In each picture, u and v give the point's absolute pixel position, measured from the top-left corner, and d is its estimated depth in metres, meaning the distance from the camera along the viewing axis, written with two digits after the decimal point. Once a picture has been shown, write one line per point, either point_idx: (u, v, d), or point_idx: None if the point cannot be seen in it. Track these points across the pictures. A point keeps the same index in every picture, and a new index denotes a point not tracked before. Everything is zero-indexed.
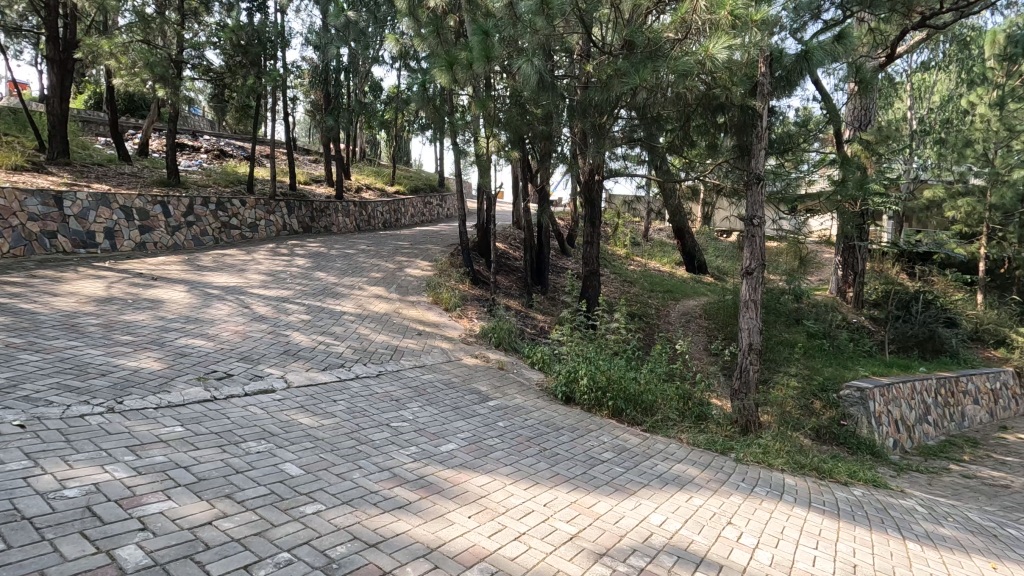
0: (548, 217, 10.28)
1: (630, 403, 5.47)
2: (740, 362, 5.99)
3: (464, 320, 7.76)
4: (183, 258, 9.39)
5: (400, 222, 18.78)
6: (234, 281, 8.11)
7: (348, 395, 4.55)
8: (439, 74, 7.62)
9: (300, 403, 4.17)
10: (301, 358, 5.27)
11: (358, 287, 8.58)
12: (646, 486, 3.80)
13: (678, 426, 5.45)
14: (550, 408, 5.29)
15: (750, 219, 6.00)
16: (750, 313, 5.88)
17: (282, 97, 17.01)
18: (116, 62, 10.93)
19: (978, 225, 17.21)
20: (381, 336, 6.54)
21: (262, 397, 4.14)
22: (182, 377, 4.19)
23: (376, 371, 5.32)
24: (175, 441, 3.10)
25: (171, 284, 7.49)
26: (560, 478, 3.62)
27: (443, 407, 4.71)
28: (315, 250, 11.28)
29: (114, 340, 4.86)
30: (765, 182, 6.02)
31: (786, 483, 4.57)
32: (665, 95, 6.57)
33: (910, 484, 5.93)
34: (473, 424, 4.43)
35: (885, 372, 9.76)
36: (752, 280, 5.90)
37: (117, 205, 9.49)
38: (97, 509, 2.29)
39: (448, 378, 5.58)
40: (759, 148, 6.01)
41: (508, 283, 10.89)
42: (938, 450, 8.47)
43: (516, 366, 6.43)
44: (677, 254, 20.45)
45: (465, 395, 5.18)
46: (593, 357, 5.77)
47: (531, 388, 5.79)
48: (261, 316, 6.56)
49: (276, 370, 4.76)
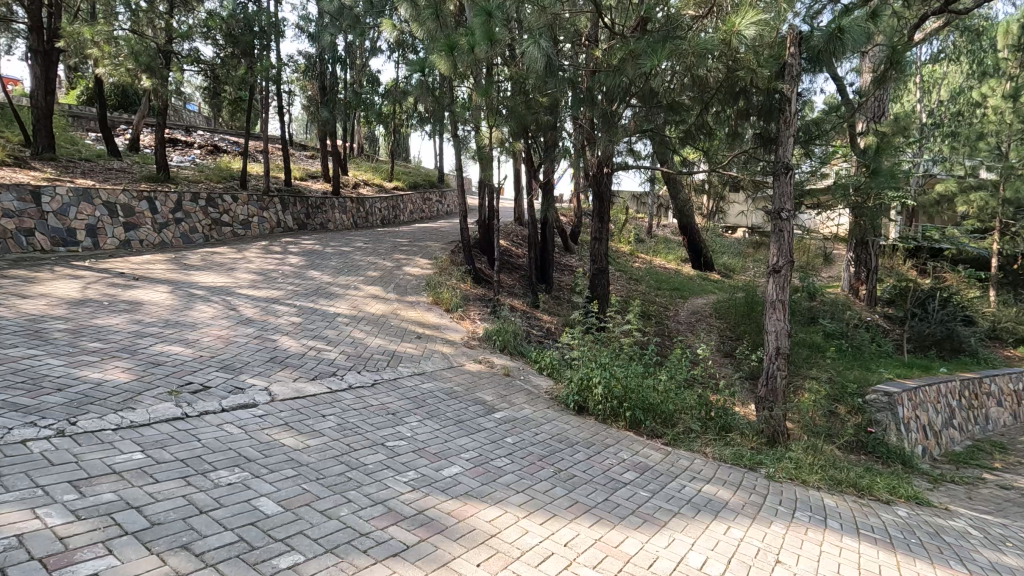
0: (553, 212, 9.82)
1: (649, 414, 5.02)
2: (766, 367, 5.55)
3: (466, 321, 7.30)
4: (169, 257, 8.92)
5: (399, 218, 18.32)
6: (222, 280, 7.64)
7: (339, 409, 4.07)
8: (439, 60, 7.15)
9: (284, 419, 3.70)
10: (288, 366, 4.79)
11: (354, 287, 8.12)
12: (678, 515, 3.33)
13: (701, 438, 4.99)
14: (562, 420, 4.84)
15: (777, 212, 5.51)
16: (778, 314, 5.43)
17: (276, 90, 16.48)
18: (99, 51, 10.38)
19: (991, 220, 16.55)
20: (377, 340, 6.08)
21: (241, 412, 3.68)
22: (151, 392, 3.70)
23: (371, 380, 4.85)
24: (129, 472, 2.63)
25: (154, 284, 7.02)
26: (581, 509, 3.15)
27: (444, 421, 4.24)
28: (309, 248, 10.82)
29: (80, 348, 4.38)
30: (794, 171, 5.53)
31: (826, 505, 4.11)
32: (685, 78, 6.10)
33: (949, 499, 5.49)
34: (479, 441, 3.96)
35: (907, 373, 9.32)
36: (780, 279, 5.43)
37: (100, 201, 9.01)
38: (14, 574, 1.84)
39: (449, 387, 5.11)
40: (787, 134, 5.54)
41: (512, 281, 10.43)
42: (967, 456, 8.03)
43: (523, 372, 5.97)
44: (682, 251, 19.98)
45: (469, 406, 4.71)
46: (606, 362, 5.29)
47: (540, 397, 5.33)
48: (248, 319, 6.09)
49: (259, 381, 4.29)
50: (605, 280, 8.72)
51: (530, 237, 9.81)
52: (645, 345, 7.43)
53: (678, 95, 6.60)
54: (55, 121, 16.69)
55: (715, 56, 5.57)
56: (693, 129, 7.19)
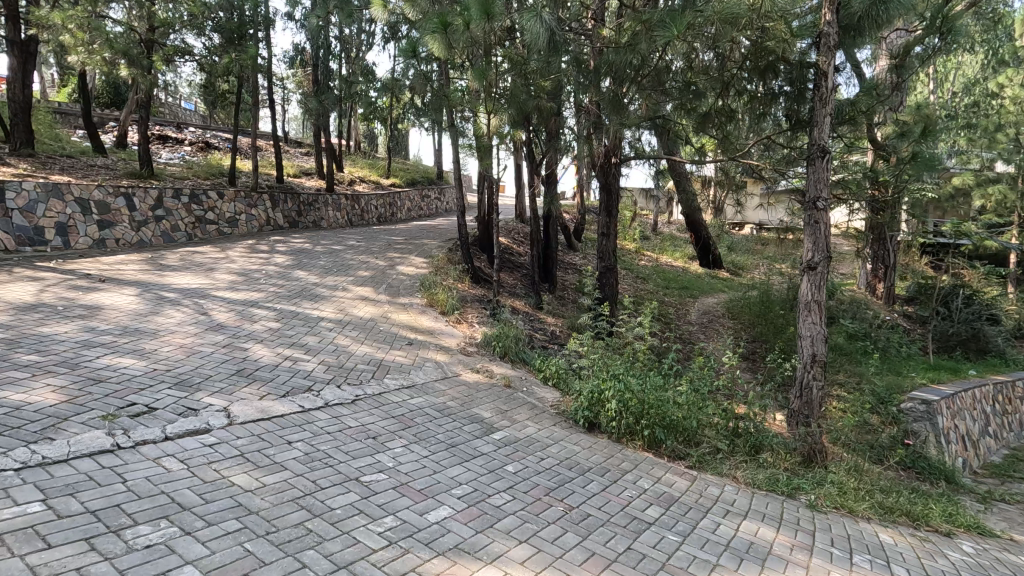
0: (557, 207, 9.18)
1: (669, 431, 4.41)
2: (800, 376, 4.94)
3: (463, 324, 6.68)
4: (145, 256, 8.32)
5: (396, 216, 17.73)
6: (198, 282, 7.03)
7: (310, 433, 3.46)
8: (432, 40, 6.54)
9: (240, 449, 3.08)
10: (255, 381, 4.16)
11: (342, 288, 7.50)
12: (717, 568, 2.72)
13: (730, 460, 4.38)
14: (572, 440, 4.22)
15: (812, 201, 4.86)
16: (813, 316, 4.82)
17: (268, 84, 15.88)
18: (72, 38, 9.65)
19: (1010, 214, 15.86)
20: (362, 347, 5.45)
21: (187, 440, 3.06)
22: (80, 417, 3.09)
23: (351, 396, 4.22)
24: (15, 536, 2.04)
25: (121, 286, 6.42)
26: (599, 565, 2.54)
27: (434, 447, 3.62)
28: (298, 246, 10.22)
29: (11, 362, 3.76)
30: (831, 155, 4.86)
31: (884, 545, 3.49)
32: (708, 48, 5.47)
33: (1007, 524, 4.87)
34: (475, 472, 3.34)
35: (939, 376, 8.68)
36: (815, 277, 4.81)
37: (72, 197, 8.41)
38: None
39: (442, 403, 4.48)
40: (822, 113, 4.86)
41: (513, 280, 9.81)
42: (1008, 468, 7.40)
43: (526, 383, 5.35)
44: (689, 248, 19.33)
45: (465, 426, 4.08)
46: (621, 372, 4.69)
47: (545, 412, 4.71)
48: (220, 324, 5.48)
49: (217, 400, 3.66)
50: (614, 278, 8.08)
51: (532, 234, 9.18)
52: (659, 352, 6.81)
53: (696, 74, 5.99)
54: (39, 117, 16.10)
55: (741, 24, 5.11)
56: (715, 115, 6.52)
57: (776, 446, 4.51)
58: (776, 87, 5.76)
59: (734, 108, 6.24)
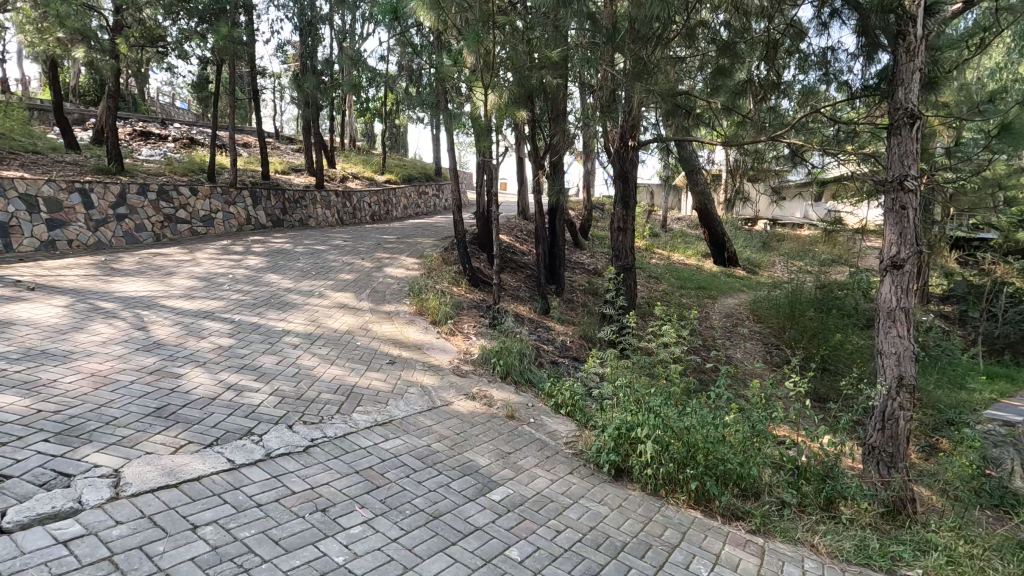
0: (565, 199, 8.12)
1: (721, 481, 3.38)
2: (882, 404, 3.88)
3: (457, 336, 5.66)
4: (98, 259, 7.32)
5: (391, 214, 16.70)
6: (149, 289, 6.03)
7: (230, 509, 2.45)
8: (422, 9, 5.83)
9: (111, 546, 2.09)
10: (178, 424, 3.14)
11: (318, 294, 6.46)
12: None
13: (801, 519, 3.34)
14: (596, 498, 3.20)
15: (897, 180, 3.79)
16: (898, 329, 3.79)
17: (253, 75, 14.87)
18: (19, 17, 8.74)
19: None
20: (331, 370, 4.41)
21: (32, 535, 2.07)
22: None
23: (305, 442, 3.20)
24: None
25: (51, 295, 5.42)
26: None
27: (409, 522, 2.60)
28: (277, 246, 9.20)
29: None
30: (923, 122, 3.78)
31: None
32: (731, 13, 5.65)
33: None
34: (464, 568, 2.33)
35: (1002, 388, 7.61)
36: (900, 277, 3.77)
37: (15, 193, 7.43)
38: None
39: (426, 447, 3.44)
40: (909, 72, 3.78)
41: (516, 282, 8.80)
42: None
43: (533, 412, 4.31)
44: (702, 246, 18.24)
45: (454, 483, 3.05)
46: (655, 401, 3.66)
47: (559, 455, 3.68)
48: (157, 342, 4.47)
49: (107, 458, 2.64)
50: (633, 279, 7.05)
51: (538, 230, 8.14)
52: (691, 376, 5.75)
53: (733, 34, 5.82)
54: (10, 112, 15.12)
55: None
56: (752, 86, 5.88)
57: (865, 490, 3.46)
58: (795, 73, 5.76)
59: (768, 82, 5.83)
